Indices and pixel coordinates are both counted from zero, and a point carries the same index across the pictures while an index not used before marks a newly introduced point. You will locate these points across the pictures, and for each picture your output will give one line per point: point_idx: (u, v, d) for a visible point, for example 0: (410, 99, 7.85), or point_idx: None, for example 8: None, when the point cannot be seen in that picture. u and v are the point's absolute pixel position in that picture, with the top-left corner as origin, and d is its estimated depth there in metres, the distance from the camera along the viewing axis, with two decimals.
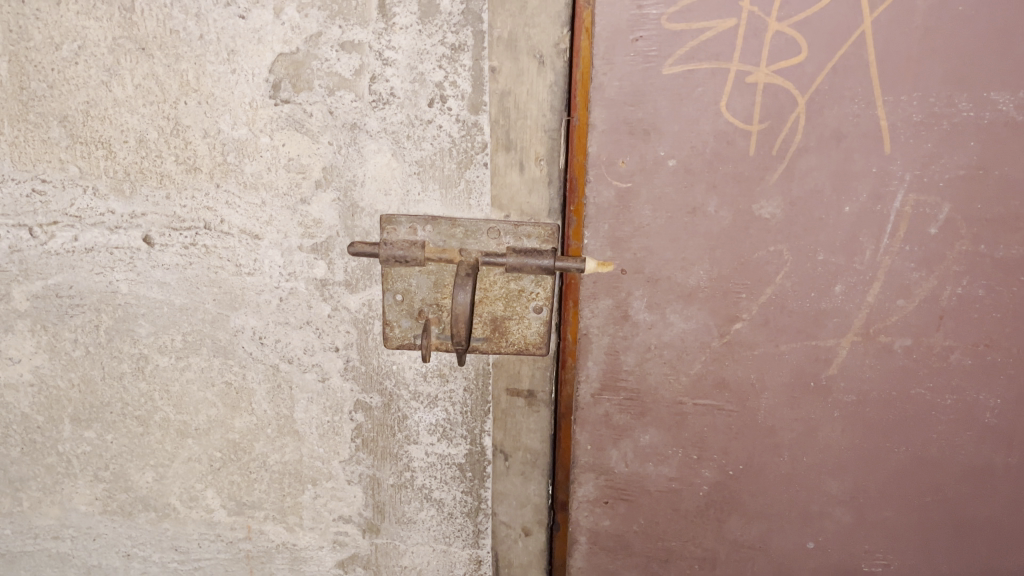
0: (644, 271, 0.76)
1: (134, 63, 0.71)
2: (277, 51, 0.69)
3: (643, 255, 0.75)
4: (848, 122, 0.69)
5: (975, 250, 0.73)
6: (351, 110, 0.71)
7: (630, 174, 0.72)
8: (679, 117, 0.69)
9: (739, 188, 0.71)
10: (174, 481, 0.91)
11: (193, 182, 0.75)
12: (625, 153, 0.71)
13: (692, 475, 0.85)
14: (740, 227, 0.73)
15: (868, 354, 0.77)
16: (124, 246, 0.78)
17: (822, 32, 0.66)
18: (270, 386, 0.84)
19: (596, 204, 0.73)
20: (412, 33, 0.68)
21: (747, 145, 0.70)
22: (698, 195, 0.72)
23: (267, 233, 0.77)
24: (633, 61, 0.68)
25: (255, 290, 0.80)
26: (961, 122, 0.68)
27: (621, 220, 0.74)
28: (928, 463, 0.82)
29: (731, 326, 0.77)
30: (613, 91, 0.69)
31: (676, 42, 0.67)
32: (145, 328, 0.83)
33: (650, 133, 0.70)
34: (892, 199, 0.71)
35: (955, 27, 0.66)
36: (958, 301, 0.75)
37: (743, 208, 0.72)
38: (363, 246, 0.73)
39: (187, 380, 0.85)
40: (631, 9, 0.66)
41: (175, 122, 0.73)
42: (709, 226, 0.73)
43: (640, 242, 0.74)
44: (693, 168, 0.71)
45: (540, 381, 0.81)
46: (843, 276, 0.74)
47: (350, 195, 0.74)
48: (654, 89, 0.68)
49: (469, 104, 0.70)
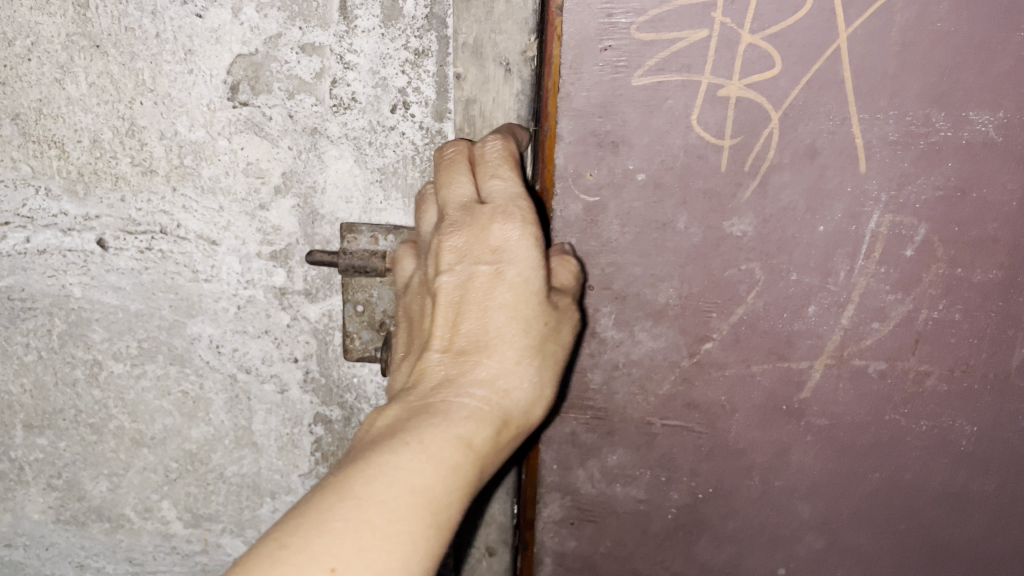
0: (613, 287, 0.73)
1: (88, 61, 0.69)
2: (236, 52, 0.67)
3: (611, 271, 0.72)
4: (823, 137, 0.67)
5: (951, 273, 0.71)
6: (312, 114, 0.69)
7: (598, 187, 0.69)
8: (649, 129, 0.67)
9: (710, 205, 0.69)
10: (129, 492, 0.88)
11: (149, 185, 0.73)
12: (593, 165, 0.68)
13: (660, 497, 0.82)
14: (711, 243, 0.71)
15: (842, 377, 0.75)
16: (77, 249, 0.76)
17: (797, 46, 0.63)
18: (228, 396, 0.82)
19: (563, 217, 0.70)
20: (374, 36, 0.66)
21: (718, 160, 0.67)
22: (669, 210, 0.70)
23: (225, 240, 0.74)
24: (602, 71, 0.65)
25: (212, 298, 0.77)
26: (939, 141, 0.66)
27: (589, 234, 0.71)
28: (902, 489, 0.80)
29: (701, 345, 0.75)
30: (581, 101, 0.66)
31: (646, 53, 0.64)
32: (100, 333, 0.80)
33: (619, 145, 0.67)
34: (867, 218, 0.69)
35: (935, 43, 0.63)
36: (934, 325, 0.73)
37: (714, 225, 0.70)
38: (322, 254, 0.71)
39: (143, 388, 0.83)
40: (600, 16, 0.63)
41: (131, 122, 0.71)
42: (679, 242, 0.71)
43: (608, 257, 0.72)
44: (663, 182, 0.68)
45: None
46: (816, 296, 0.72)
47: (310, 202, 0.72)
48: (624, 100, 0.66)
49: (434, 110, 0.68)
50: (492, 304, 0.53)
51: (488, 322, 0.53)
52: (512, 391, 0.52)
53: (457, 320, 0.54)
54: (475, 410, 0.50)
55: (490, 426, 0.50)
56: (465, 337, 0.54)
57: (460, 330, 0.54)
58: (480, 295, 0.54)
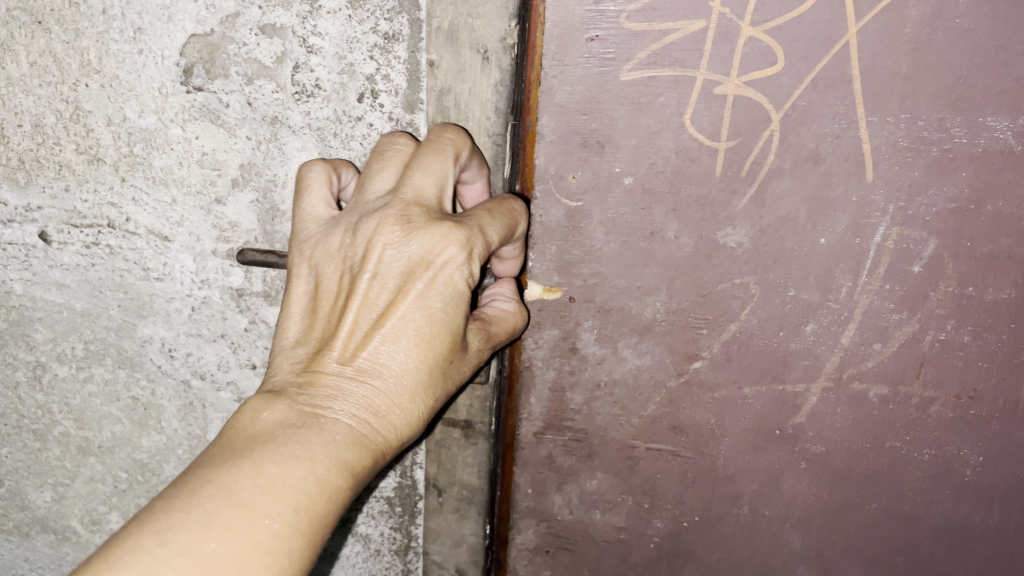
0: (595, 301, 0.68)
1: (30, 38, 0.63)
2: (190, 32, 0.62)
3: (593, 282, 0.67)
4: (827, 142, 0.62)
5: (962, 291, 0.66)
6: (272, 101, 0.63)
7: (582, 191, 0.64)
8: (639, 129, 0.62)
9: (704, 213, 0.64)
10: (76, 503, 0.83)
11: (96, 174, 0.67)
12: (576, 167, 0.64)
13: (641, 525, 0.77)
14: (703, 255, 0.66)
15: (841, 402, 0.70)
16: (19, 243, 0.71)
17: (802, 41, 0.59)
18: (181, 404, 0.76)
19: (544, 223, 0.66)
20: (341, 18, 0.60)
21: (713, 164, 0.63)
22: (658, 218, 0.65)
23: (178, 236, 0.69)
24: (588, 63, 0.60)
25: (164, 297, 0.72)
26: (953, 148, 0.61)
27: (571, 242, 0.66)
28: (901, 521, 0.74)
29: (690, 364, 0.70)
30: (563, 95, 0.61)
31: (638, 44, 0.59)
32: (43, 333, 0.75)
33: (605, 145, 0.63)
34: (872, 230, 0.64)
35: (950, 41, 0.59)
36: (941, 347, 0.68)
37: (707, 235, 0.65)
38: (264, 251, 0.65)
39: (90, 393, 0.77)
40: (587, 3, 0.59)
41: (75, 107, 0.65)
42: (669, 253, 0.66)
43: (590, 267, 0.67)
44: (653, 187, 0.64)
45: (478, 411, 0.73)
46: (815, 313, 0.67)
47: (271, 196, 0.66)
48: (611, 96, 0.61)
49: (405, 100, 0.62)
50: (407, 335, 0.47)
51: (396, 352, 0.47)
52: (399, 427, 0.47)
53: (369, 334, 0.47)
54: (358, 434, 0.45)
55: (369, 456, 0.46)
56: (372, 355, 0.47)
57: (368, 345, 0.47)
58: (399, 320, 0.47)
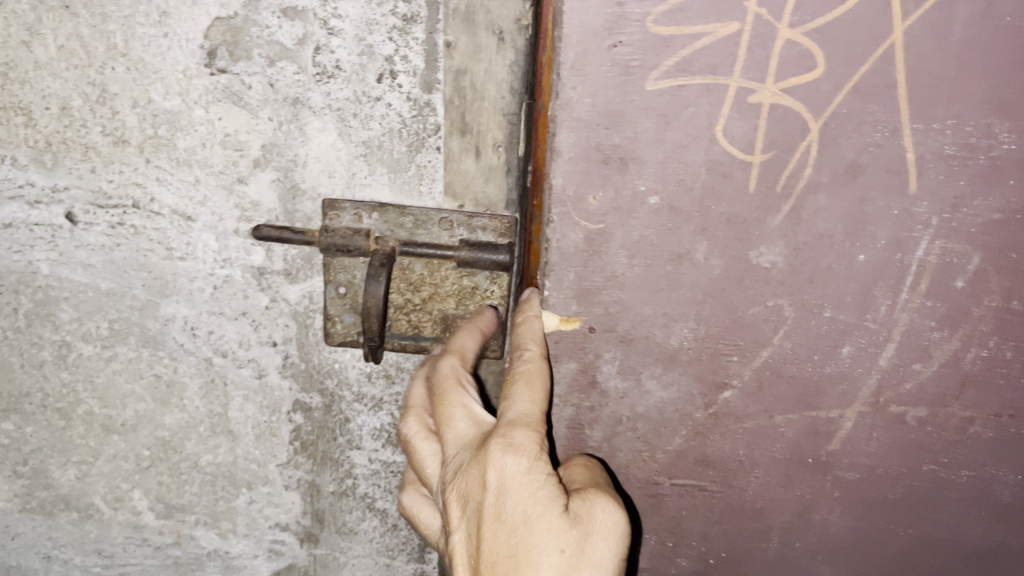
0: (616, 331, 0.68)
1: (58, 22, 0.65)
2: (214, 15, 0.63)
3: (615, 310, 0.67)
4: (868, 153, 0.60)
5: (1005, 308, 0.66)
6: (293, 83, 0.65)
7: (602, 214, 0.63)
8: (665, 142, 0.60)
9: (736, 231, 0.63)
10: (99, 480, 0.85)
11: (122, 155, 0.69)
12: (598, 188, 0.62)
13: (667, 563, 0.80)
14: (733, 275, 0.65)
15: (875, 427, 0.71)
16: (45, 224, 0.72)
17: (842, 43, 0.57)
18: (203, 381, 0.78)
19: (560, 247, 0.64)
20: (361, 1, 0.62)
21: (745, 178, 0.61)
22: (685, 239, 0.64)
23: (201, 215, 0.71)
24: (610, 72, 0.58)
25: (188, 277, 0.73)
26: (999, 154, 0.60)
27: (590, 267, 0.65)
28: (934, 546, 0.77)
29: (718, 395, 0.71)
30: (584, 108, 0.59)
31: (665, 52, 0.57)
32: (69, 313, 0.76)
33: (629, 163, 0.61)
34: (914, 247, 0.64)
35: (1000, 39, 0.57)
36: (982, 367, 0.68)
37: (738, 255, 0.64)
38: (272, 230, 0.68)
39: (114, 371, 0.79)
40: (611, 6, 0.56)
41: (102, 89, 0.67)
42: (696, 276, 0.65)
43: (611, 295, 0.66)
44: (679, 206, 0.62)
45: (492, 384, 0.77)
46: (850, 336, 0.67)
47: (291, 176, 0.68)
48: (636, 107, 0.59)
49: (422, 81, 0.64)
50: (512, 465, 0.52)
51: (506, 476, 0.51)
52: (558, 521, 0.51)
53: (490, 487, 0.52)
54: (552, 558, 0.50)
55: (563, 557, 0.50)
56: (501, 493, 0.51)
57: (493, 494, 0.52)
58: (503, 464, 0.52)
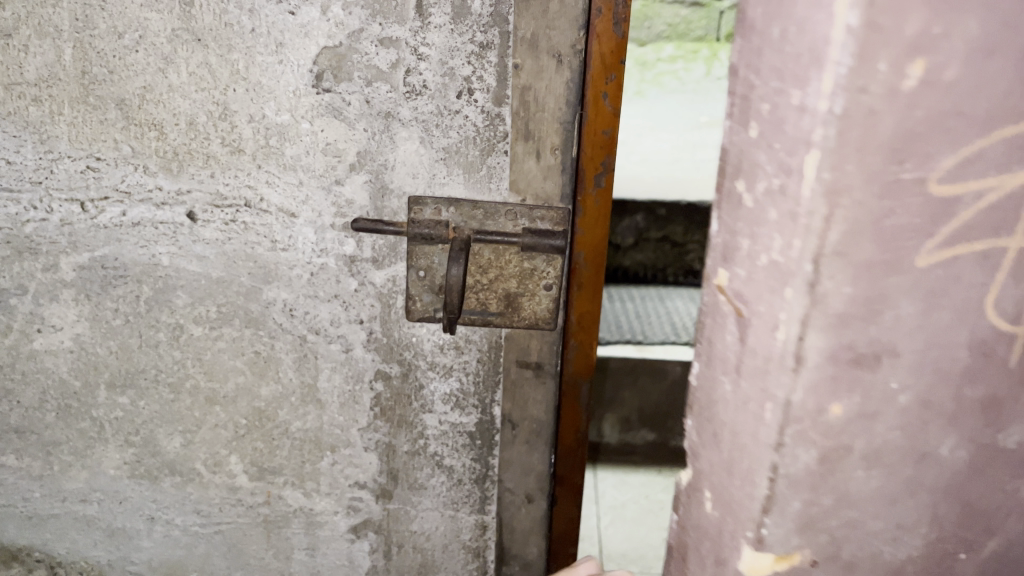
0: (840, 556, 0.59)
1: (190, 53, 0.78)
2: (322, 45, 0.77)
3: (843, 532, 0.58)
4: None
5: None
6: (386, 99, 0.78)
7: (843, 425, 0.53)
8: (928, 327, 0.51)
9: (990, 416, 0.55)
10: (201, 447, 0.97)
11: (237, 163, 0.82)
12: (842, 397, 0.52)
13: None
14: (979, 466, 0.57)
15: None
16: (168, 222, 0.85)
17: None
18: (297, 355, 0.91)
19: (793, 465, 0.54)
20: (445, 31, 0.75)
21: (1010, 354, 0.53)
22: (935, 438, 0.55)
23: (303, 212, 0.84)
24: (879, 249, 0.47)
25: (289, 265, 0.87)
26: None
27: (823, 487, 0.56)
28: None
29: None
30: (842, 302, 0.49)
31: (942, 222, 0.47)
32: (183, 298, 0.89)
33: (882, 360, 0.51)
34: None
35: None
36: None
37: (990, 442, 0.56)
38: (366, 222, 0.81)
39: (220, 349, 0.92)
40: (889, 170, 0.45)
41: (224, 107, 0.80)
42: (941, 474, 0.56)
43: (841, 516, 0.57)
44: (933, 401, 0.53)
45: (547, 354, 0.89)
46: None
47: (382, 177, 0.82)
48: (901, 289, 0.49)
49: (494, 96, 0.78)
50: None
51: None
52: None
53: None
54: None
55: None
56: None
57: None
58: None
